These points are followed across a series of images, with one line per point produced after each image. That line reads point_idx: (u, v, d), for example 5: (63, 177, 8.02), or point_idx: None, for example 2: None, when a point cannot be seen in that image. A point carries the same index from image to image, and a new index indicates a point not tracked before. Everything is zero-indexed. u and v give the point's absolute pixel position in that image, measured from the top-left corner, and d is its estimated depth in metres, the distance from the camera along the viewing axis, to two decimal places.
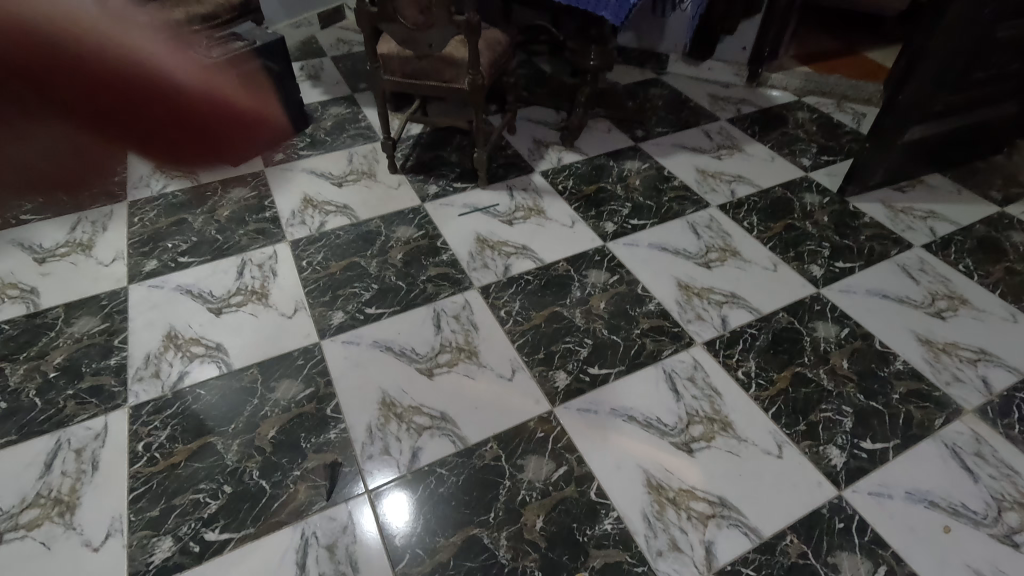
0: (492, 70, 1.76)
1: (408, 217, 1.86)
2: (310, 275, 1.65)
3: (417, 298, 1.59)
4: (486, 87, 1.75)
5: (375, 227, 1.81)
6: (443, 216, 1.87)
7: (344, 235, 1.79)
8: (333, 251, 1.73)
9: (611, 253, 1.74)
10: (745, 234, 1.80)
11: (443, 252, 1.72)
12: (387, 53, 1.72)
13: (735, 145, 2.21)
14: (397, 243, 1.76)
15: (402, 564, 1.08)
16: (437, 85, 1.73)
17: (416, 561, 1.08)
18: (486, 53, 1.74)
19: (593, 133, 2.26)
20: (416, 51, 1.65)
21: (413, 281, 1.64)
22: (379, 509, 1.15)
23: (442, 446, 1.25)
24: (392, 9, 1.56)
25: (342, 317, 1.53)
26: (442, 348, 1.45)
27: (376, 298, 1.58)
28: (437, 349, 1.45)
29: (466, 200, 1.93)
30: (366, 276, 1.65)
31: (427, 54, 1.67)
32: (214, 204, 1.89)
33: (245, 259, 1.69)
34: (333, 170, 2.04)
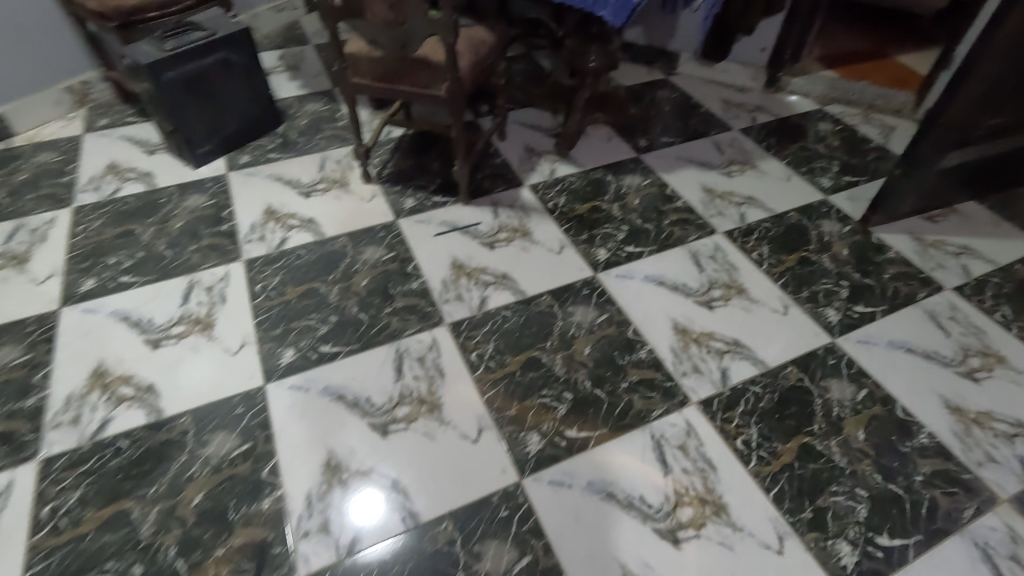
0: (476, 75, 1.56)
1: (379, 237, 1.67)
2: (262, 302, 1.47)
3: (379, 335, 1.41)
4: (467, 94, 1.55)
5: (340, 247, 1.63)
6: (418, 235, 1.68)
7: (306, 255, 1.61)
8: (291, 274, 1.55)
9: (601, 285, 1.55)
10: (753, 269, 1.61)
11: (414, 279, 1.54)
12: (356, 52, 1.52)
13: (747, 160, 1.99)
14: (363, 267, 1.58)
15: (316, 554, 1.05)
16: (412, 90, 1.53)
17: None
18: (469, 55, 1.53)
19: (592, 141, 2.05)
20: (386, 52, 1.45)
21: (377, 314, 1.46)
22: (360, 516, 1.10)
23: (390, 523, 1.09)
24: (358, 5, 1.36)
25: (292, 356, 1.36)
26: (400, 399, 1.28)
27: (333, 334, 1.41)
28: (394, 400, 1.27)
29: (445, 217, 1.74)
30: (324, 306, 1.47)
31: (399, 56, 1.47)
32: (167, 214, 1.71)
33: (193, 281, 1.52)
34: (302, 178, 1.85)
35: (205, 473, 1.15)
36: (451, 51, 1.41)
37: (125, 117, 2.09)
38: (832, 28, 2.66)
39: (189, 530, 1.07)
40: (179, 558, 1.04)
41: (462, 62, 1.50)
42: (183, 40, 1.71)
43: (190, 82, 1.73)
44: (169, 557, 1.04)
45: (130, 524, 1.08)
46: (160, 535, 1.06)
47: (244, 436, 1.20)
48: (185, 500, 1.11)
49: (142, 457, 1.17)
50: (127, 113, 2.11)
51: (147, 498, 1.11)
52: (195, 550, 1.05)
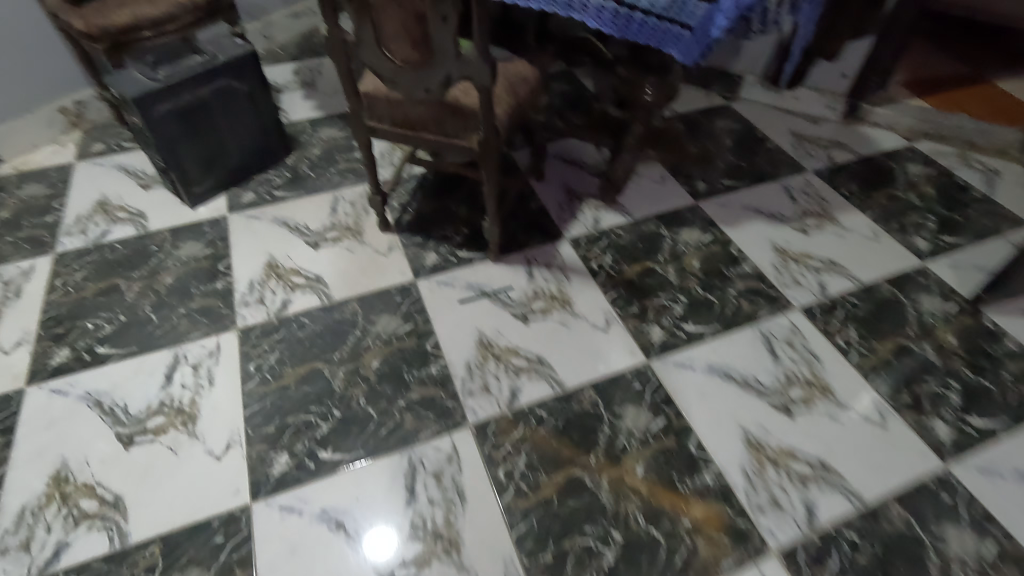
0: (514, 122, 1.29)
1: (395, 303, 1.44)
2: (256, 388, 1.26)
3: (388, 437, 1.18)
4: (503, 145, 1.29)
5: (349, 315, 1.41)
6: (440, 302, 1.44)
7: (310, 325, 1.38)
8: (291, 350, 1.33)
9: (655, 378, 1.30)
10: (839, 361, 1.33)
11: (433, 361, 1.31)
12: (373, 92, 1.27)
13: (825, 212, 1.70)
14: (375, 343, 1.35)
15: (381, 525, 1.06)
16: (437, 139, 1.27)
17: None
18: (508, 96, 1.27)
19: (642, 183, 1.78)
20: (409, 96, 1.19)
21: (388, 408, 1.23)
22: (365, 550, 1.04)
23: None
24: (376, 41, 1.11)
25: (286, 462, 1.15)
26: (411, 533, 1.05)
27: (335, 434, 1.19)
28: (405, 534, 1.05)
29: (472, 278, 1.50)
30: (327, 394, 1.25)
31: (424, 100, 1.21)
32: (156, 265, 1.51)
33: (178, 356, 1.32)
34: (310, 223, 1.63)
35: None
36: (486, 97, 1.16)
37: (122, 142, 1.89)
38: (919, 47, 2.32)
39: None
40: None
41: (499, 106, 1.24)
42: (178, 67, 1.49)
43: (185, 115, 1.51)
44: None
45: None
46: None
47: None
48: None
49: None
50: (125, 137, 1.91)
51: None
52: None
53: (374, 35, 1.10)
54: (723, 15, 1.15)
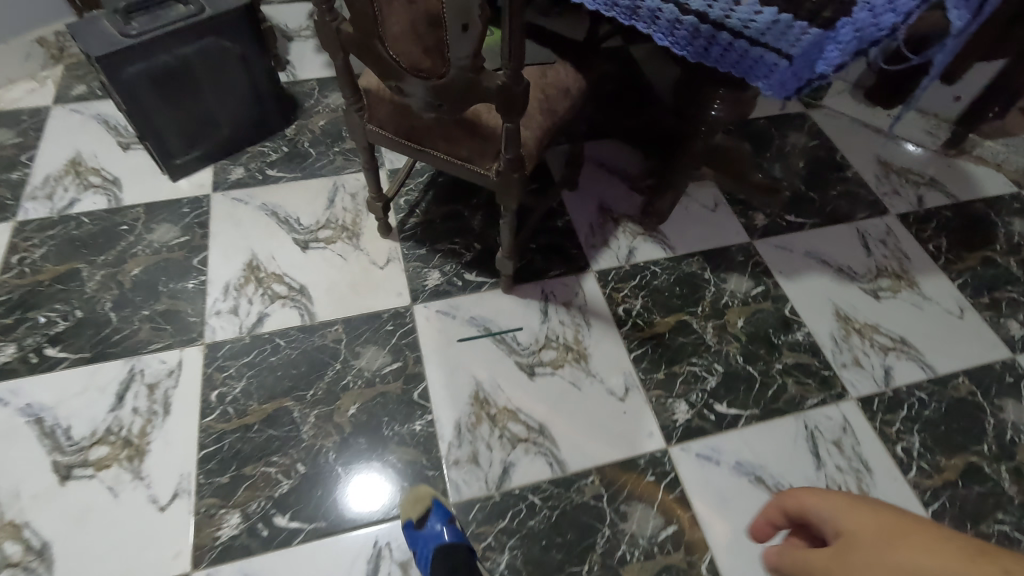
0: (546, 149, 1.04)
1: (384, 333, 1.25)
2: (215, 424, 1.11)
3: (356, 486, 1.06)
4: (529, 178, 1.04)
5: (330, 342, 1.22)
6: (436, 337, 1.25)
7: (286, 349, 1.21)
8: (260, 380, 1.16)
9: (672, 470, 1.11)
10: (894, 477, 1.13)
11: (419, 416, 1.14)
12: (376, 92, 1.02)
13: (903, 273, 1.43)
14: (356, 383, 1.17)
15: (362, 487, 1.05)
16: (448, 160, 1.03)
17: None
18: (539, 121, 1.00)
19: (691, 208, 1.52)
20: (417, 108, 0.94)
21: (361, 470, 1.07)
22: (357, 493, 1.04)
23: None
24: (378, 38, 0.85)
25: (237, 523, 1.00)
26: None
27: (297, 495, 1.04)
28: None
29: (477, 311, 1.29)
30: (293, 443, 1.09)
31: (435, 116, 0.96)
32: (124, 251, 1.33)
33: (134, 371, 1.16)
34: (302, 216, 1.42)
35: None
36: (512, 126, 0.89)
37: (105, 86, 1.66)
38: None
39: None
40: None
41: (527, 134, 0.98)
42: (156, 18, 1.25)
43: (163, 78, 1.28)
44: None
45: None
46: None
47: None
48: None
49: None
50: None
51: None
52: None
53: (375, 30, 0.85)
54: (834, 48, 0.86)
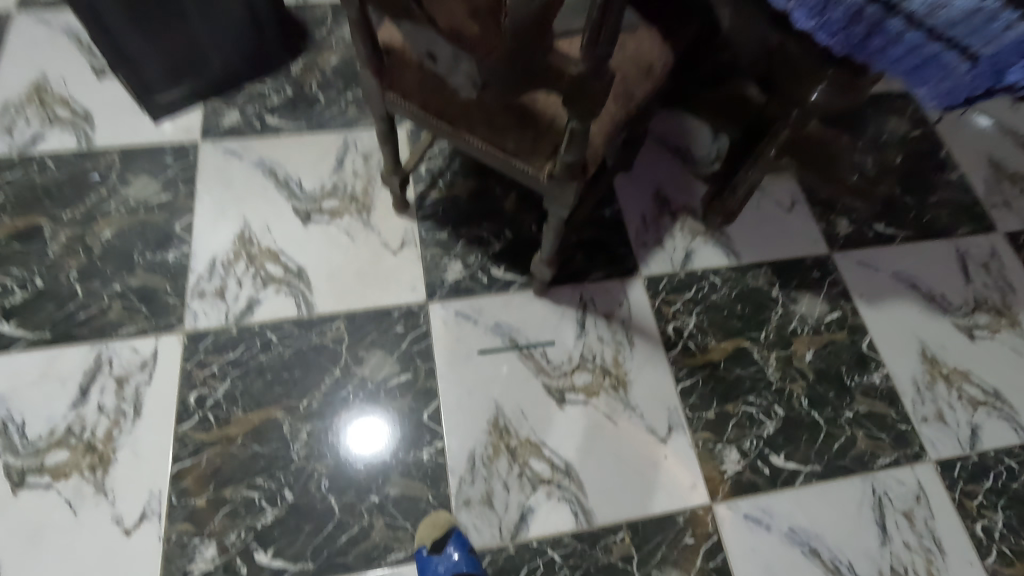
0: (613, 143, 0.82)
1: (394, 336, 1.07)
2: (193, 434, 0.96)
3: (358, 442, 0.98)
4: None
5: (329, 342, 1.05)
6: (453, 346, 1.07)
7: (277, 347, 1.04)
8: (246, 384, 1.00)
9: (714, 532, 0.97)
10: (967, 563, 0.98)
11: (428, 443, 0.98)
12: (401, 55, 0.79)
13: (1006, 308, 1.21)
14: (358, 397, 1.01)
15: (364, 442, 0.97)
16: (489, 151, 0.82)
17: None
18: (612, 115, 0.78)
19: (764, 205, 1.27)
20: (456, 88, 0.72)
21: (357, 504, 0.93)
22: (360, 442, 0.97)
23: None
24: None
25: (213, 558, 0.88)
26: None
27: (282, 528, 0.91)
28: None
29: (502, 317, 1.11)
30: (281, 464, 0.95)
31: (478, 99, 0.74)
32: (94, 208, 1.12)
33: (101, 361, 1.00)
34: (305, 179, 1.20)
35: None
36: (582, 128, 0.68)
37: None
38: None
39: None
40: None
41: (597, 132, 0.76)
42: None
43: None
44: None
45: None
46: None
47: None
48: None
49: None
50: None
51: None
52: None
53: None
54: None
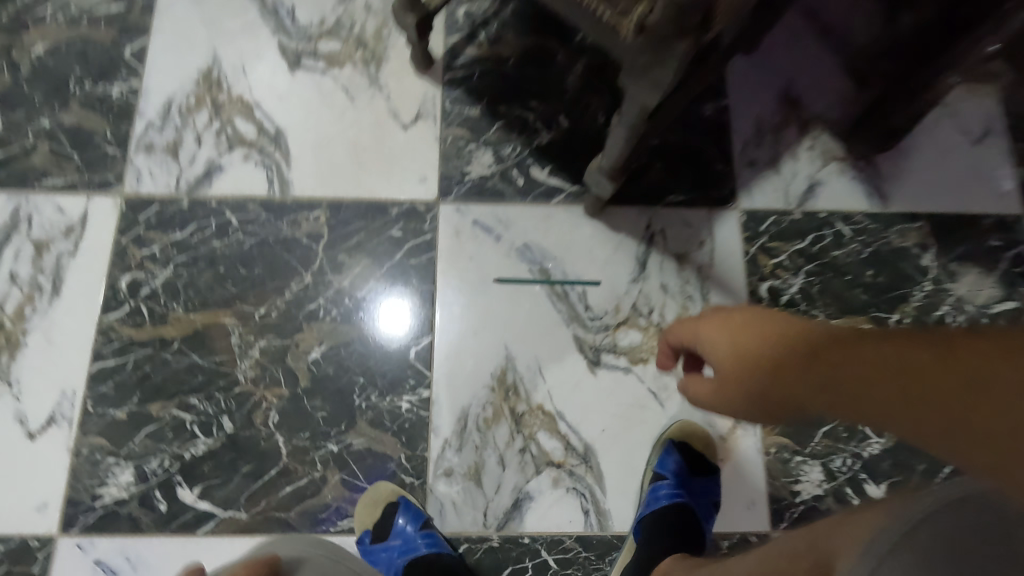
0: None
1: (387, 242, 0.81)
2: (120, 329, 0.75)
3: (384, 320, 0.78)
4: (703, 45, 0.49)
5: (303, 238, 0.80)
6: (463, 267, 0.80)
7: (237, 234, 0.79)
8: (193, 277, 0.78)
9: None
10: None
11: (410, 388, 0.75)
12: None
13: None
14: (330, 316, 0.78)
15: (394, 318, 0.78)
16: None
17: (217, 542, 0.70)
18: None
19: (941, 130, 0.87)
20: None
21: (310, 452, 0.73)
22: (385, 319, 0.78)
23: None
24: None
25: (128, 485, 0.71)
26: None
27: (214, 463, 0.72)
28: None
29: (534, 238, 0.82)
30: (223, 383, 0.75)
31: None
32: (26, 11, 0.85)
33: (18, 217, 0.78)
34: (300, 6, 0.87)
35: None
36: None
37: None
38: None
39: None
40: None
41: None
42: None
43: None
44: None
45: None
46: None
47: None
48: None
49: None
50: None
51: None
52: None
53: None
54: None
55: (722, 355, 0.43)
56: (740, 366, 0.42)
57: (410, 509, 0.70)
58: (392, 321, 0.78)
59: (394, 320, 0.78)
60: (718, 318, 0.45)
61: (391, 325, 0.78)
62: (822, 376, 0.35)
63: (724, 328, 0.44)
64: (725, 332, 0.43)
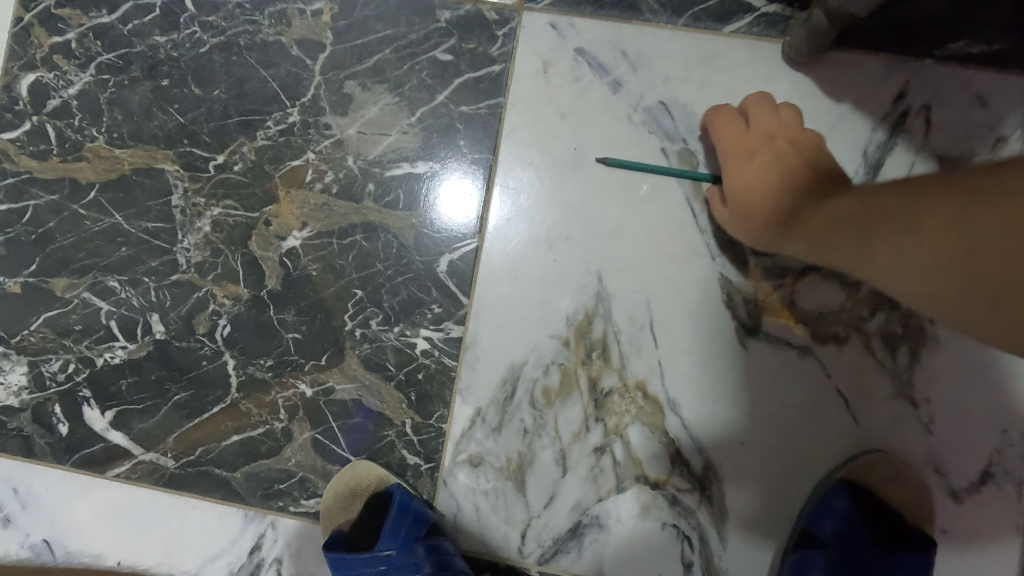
0: None
1: (427, 71, 0.48)
2: (18, 160, 0.49)
3: (438, 201, 0.47)
4: None
5: (291, 46, 0.48)
6: (547, 131, 0.47)
7: (192, 27, 0.49)
8: (123, 91, 0.49)
9: None
10: None
11: (432, 319, 0.47)
12: None
13: None
14: (321, 182, 0.48)
15: (457, 199, 0.47)
16: None
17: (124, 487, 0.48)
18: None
19: None
20: None
21: (271, 389, 0.47)
22: (440, 199, 0.47)
23: None
24: None
25: (19, 390, 0.49)
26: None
27: (135, 381, 0.48)
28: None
29: (680, 93, 0.46)
30: (155, 264, 0.48)
31: None
32: None
33: None
34: None
35: None
36: None
37: None
38: None
39: None
40: None
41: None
42: None
43: None
44: None
45: None
46: None
47: None
48: None
49: None
50: None
51: None
52: None
53: None
54: None
55: (737, 186, 0.41)
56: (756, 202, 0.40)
57: (407, 509, 0.45)
58: (453, 204, 0.47)
59: (455, 202, 0.47)
60: (757, 141, 0.41)
61: (452, 210, 0.47)
62: (823, 215, 0.36)
63: (755, 160, 0.40)
64: (754, 165, 0.41)
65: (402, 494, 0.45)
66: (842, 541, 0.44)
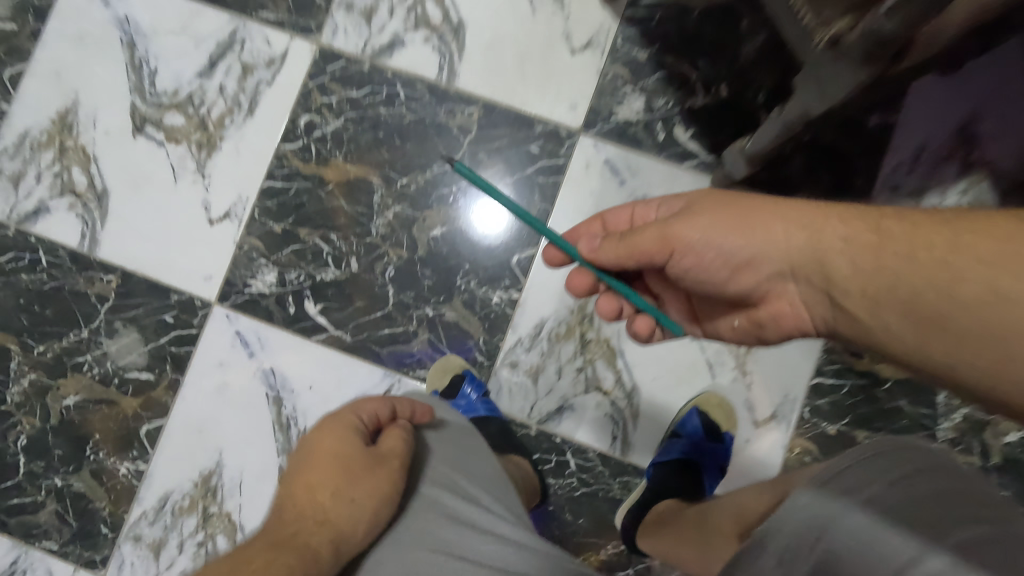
0: (970, 29, 0.47)
1: (523, 154, 0.88)
2: (291, 160, 0.90)
3: (476, 216, 0.88)
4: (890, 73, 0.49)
5: (453, 128, 0.89)
6: (581, 198, 0.87)
7: (401, 106, 0.90)
8: (356, 134, 0.90)
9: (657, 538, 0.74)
10: None
11: (504, 288, 0.87)
12: None
13: None
14: (456, 202, 0.88)
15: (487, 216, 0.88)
16: None
17: (321, 345, 0.88)
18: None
19: None
20: None
21: (410, 308, 0.87)
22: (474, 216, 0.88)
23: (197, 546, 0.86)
24: None
25: (270, 285, 0.88)
26: (304, 391, 0.87)
27: (335, 291, 0.88)
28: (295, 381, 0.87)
29: (655, 192, 0.87)
30: (358, 230, 0.88)
31: None
32: None
33: (237, 38, 0.92)
34: None
35: (92, 375, 0.89)
36: None
37: None
38: None
39: (46, 429, 0.88)
40: (22, 455, 0.88)
41: (966, 3, 0.41)
42: None
43: None
44: (14, 445, 0.88)
45: (4, 372, 0.89)
46: (21, 413, 0.89)
47: (153, 361, 0.88)
48: (58, 391, 0.89)
49: (50, 295, 0.90)
50: None
51: (30, 355, 0.89)
52: (39, 458, 0.88)
53: None
54: None
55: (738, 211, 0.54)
56: (757, 223, 0.53)
57: (474, 379, 0.85)
58: (482, 220, 0.88)
59: (483, 216, 0.88)
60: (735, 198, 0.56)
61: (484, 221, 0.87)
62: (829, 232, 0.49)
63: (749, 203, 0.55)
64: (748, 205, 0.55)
65: (470, 373, 0.86)
66: (688, 441, 0.81)
